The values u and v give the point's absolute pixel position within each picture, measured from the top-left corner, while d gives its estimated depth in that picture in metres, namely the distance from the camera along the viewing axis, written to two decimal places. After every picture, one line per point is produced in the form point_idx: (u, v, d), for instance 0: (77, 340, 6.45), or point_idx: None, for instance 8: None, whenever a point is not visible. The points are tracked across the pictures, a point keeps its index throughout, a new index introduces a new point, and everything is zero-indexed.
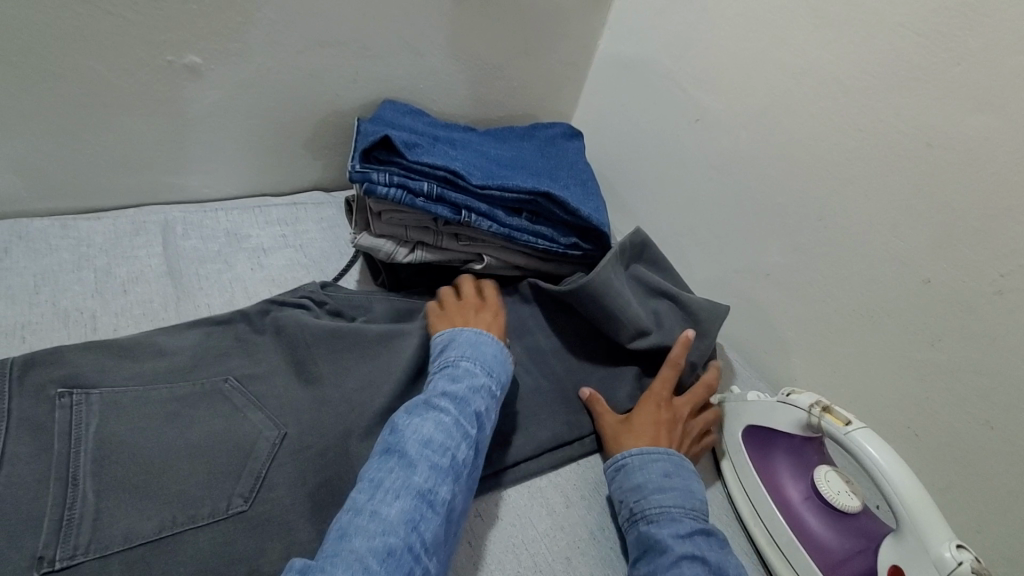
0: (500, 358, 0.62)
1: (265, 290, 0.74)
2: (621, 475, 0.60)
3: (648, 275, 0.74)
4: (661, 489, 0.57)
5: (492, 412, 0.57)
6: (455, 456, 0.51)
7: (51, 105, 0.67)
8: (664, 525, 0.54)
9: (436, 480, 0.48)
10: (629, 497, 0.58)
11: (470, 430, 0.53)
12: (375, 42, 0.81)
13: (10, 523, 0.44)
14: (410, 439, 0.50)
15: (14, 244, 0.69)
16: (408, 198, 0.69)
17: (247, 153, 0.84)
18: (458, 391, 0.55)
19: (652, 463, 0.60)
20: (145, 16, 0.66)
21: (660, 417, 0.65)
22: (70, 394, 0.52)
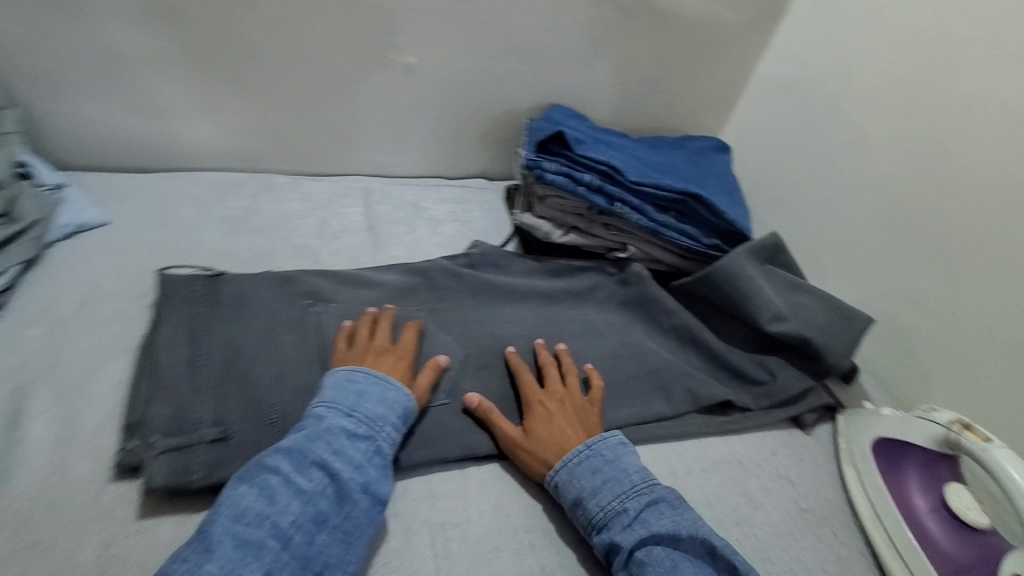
0: (376, 395, 0.59)
1: (438, 252, 0.88)
2: (557, 493, 0.59)
3: (782, 273, 0.80)
4: (597, 490, 0.57)
5: (349, 458, 0.53)
6: (275, 523, 0.48)
7: (308, 89, 0.87)
8: (615, 528, 0.55)
9: (238, 564, 0.45)
10: (575, 512, 0.57)
11: (302, 486, 0.51)
12: (554, 53, 0.93)
13: (293, 384, 0.61)
14: (223, 514, 0.48)
15: (264, 192, 0.89)
16: (571, 186, 0.79)
17: (434, 142, 0.99)
18: (293, 443, 0.53)
19: (577, 468, 0.58)
20: (385, 23, 0.84)
21: (553, 412, 0.64)
22: (315, 304, 0.69)
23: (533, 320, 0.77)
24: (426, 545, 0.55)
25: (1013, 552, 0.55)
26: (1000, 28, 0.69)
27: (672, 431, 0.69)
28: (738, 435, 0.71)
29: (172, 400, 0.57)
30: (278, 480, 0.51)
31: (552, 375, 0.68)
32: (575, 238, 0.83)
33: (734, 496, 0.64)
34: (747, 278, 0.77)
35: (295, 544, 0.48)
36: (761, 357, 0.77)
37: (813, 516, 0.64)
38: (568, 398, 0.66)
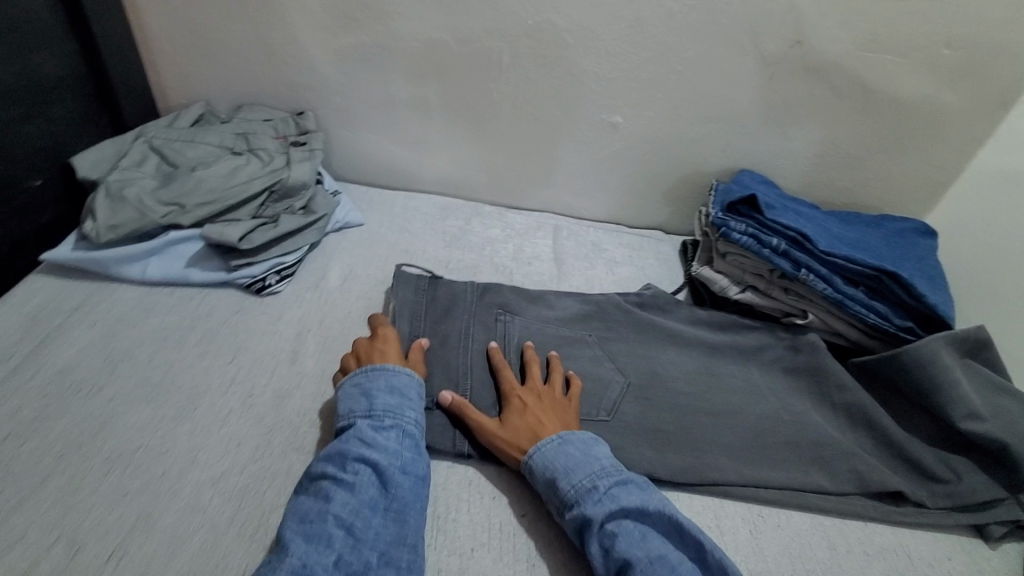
0: (384, 385, 0.64)
1: (614, 289, 0.96)
2: (534, 473, 0.61)
3: (986, 372, 0.74)
4: (568, 470, 0.60)
5: (381, 445, 0.59)
6: (334, 515, 0.53)
7: (528, 136, 1.04)
8: (587, 504, 0.57)
9: (312, 553, 0.50)
10: (549, 493, 0.60)
11: (348, 480, 0.56)
12: (752, 123, 0.99)
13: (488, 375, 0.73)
14: (290, 523, 0.53)
15: (475, 217, 1.06)
16: (757, 247, 0.82)
17: (622, 192, 1.10)
18: (332, 450, 0.58)
19: (550, 453, 0.61)
20: (603, 88, 0.97)
21: (530, 408, 0.67)
22: (503, 314, 0.81)
23: (700, 367, 0.80)
24: None
25: None
26: None
27: (833, 504, 0.68)
28: (909, 528, 0.68)
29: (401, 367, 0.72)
30: (329, 485, 0.56)
31: (536, 375, 0.72)
32: (752, 296, 0.85)
33: None
34: (942, 365, 0.73)
35: (358, 530, 0.53)
36: (948, 453, 0.71)
37: None
38: (548, 396, 0.69)
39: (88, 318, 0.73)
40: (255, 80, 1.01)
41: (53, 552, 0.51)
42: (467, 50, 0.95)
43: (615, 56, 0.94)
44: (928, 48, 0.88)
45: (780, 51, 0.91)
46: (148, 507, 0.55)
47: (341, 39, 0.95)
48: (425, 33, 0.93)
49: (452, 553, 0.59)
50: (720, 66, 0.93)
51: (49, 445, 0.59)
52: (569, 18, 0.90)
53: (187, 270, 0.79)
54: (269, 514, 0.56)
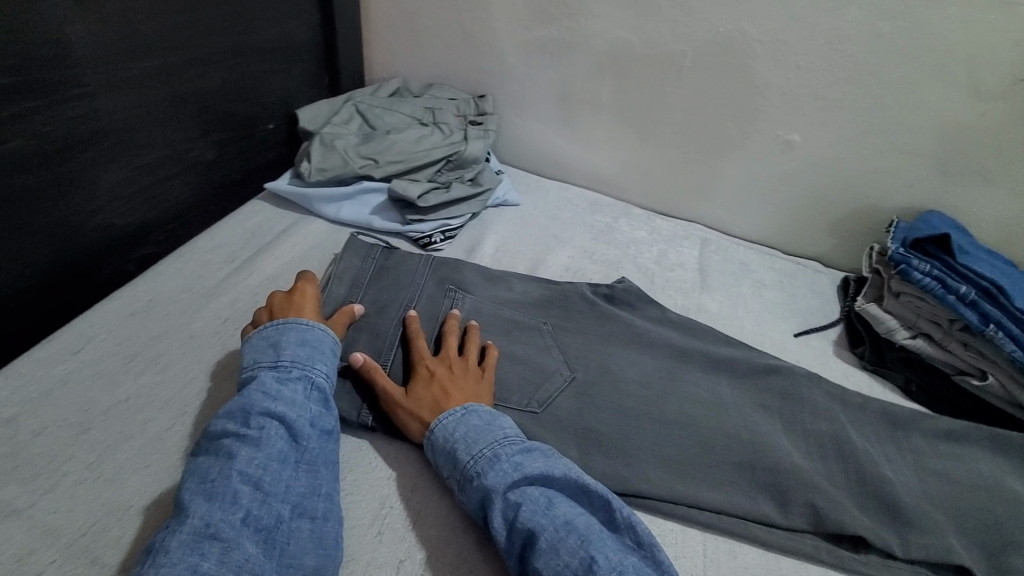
0: (293, 336, 0.62)
1: (758, 310, 0.92)
2: (434, 445, 0.60)
3: None
4: (468, 441, 0.58)
5: (287, 398, 0.57)
6: (238, 470, 0.51)
7: (691, 144, 1.03)
8: (489, 473, 0.55)
9: (215, 511, 0.48)
10: (450, 466, 0.58)
11: (252, 434, 0.53)
12: (952, 160, 0.89)
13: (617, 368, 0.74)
14: (189, 486, 0.50)
15: (623, 217, 1.08)
16: (941, 291, 0.75)
17: (781, 215, 1.05)
18: (232, 406, 0.56)
19: (451, 425, 0.59)
20: (784, 103, 0.94)
21: (440, 378, 0.65)
22: (590, 303, 0.81)
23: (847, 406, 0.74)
24: (697, 541, 0.61)
25: None
26: None
27: None
28: None
29: (536, 339, 0.75)
30: (230, 442, 0.54)
31: (450, 346, 0.69)
32: (923, 344, 0.78)
33: None
34: None
35: (265, 483, 0.51)
36: None
37: None
38: (461, 369, 0.66)
39: (291, 242, 0.86)
40: (448, 63, 1.12)
41: None
42: (649, 53, 0.97)
43: (805, 72, 0.90)
44: None
45: (1005, 84, 0.82)
46: None
47: (533, 32, 1.02)
48: (612, 32, 0.98)
49: None
50: (926, 94, 0.86)
51: None
52: (762, 28, 0.89)
53: (371, 217, 0.91)
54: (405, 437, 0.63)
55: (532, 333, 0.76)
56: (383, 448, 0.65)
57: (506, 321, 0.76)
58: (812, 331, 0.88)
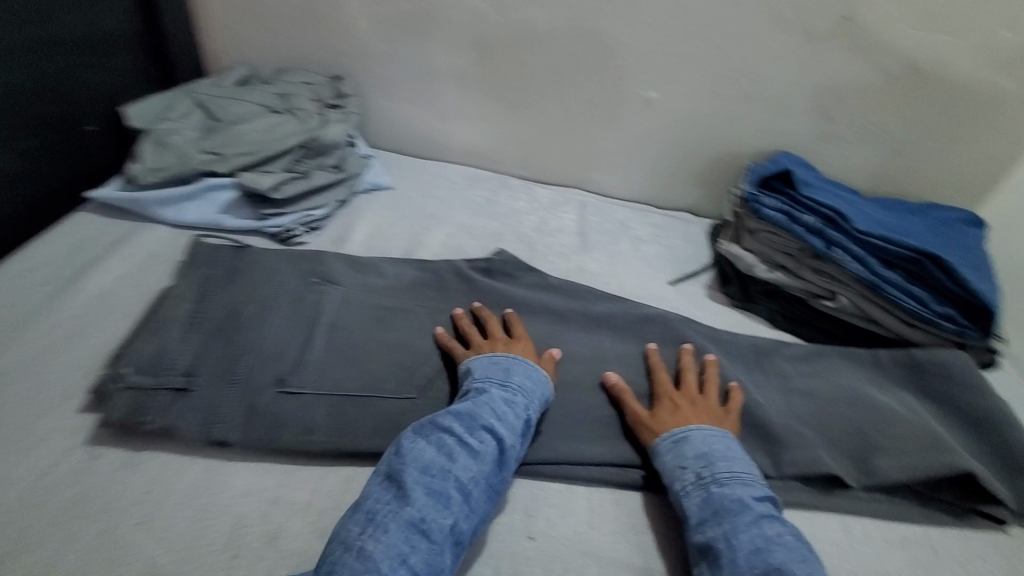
0: (521, 371, 0.64)
1: (637, 265, 0.94)
2: (681, 445, 0.60)
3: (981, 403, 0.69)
4: (721, 459, 0.59)
5: (508, 422, 0.58)
6: (457, 478, 0.53)
7: (557, 110, 1.03)
8: (736, 489, 0.56)
9: (432, 509, 0.51)
10: (684, 470, 0.59)
11: (475, 446, 0.55)
12: (793, 103, 0.95)
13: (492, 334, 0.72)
14: (410, 464, 0.53)
15: (502, 190, 1.07)
16: (788, 223, 0.80)
17: (652, 172, 1.08)
18: (462, 407, 0.58)
19: (709, 439, 0.61)
20: (639, 61, 0.96)
21: (685, 406, 0.65)
22: (462, 278, 0.79)
23: (717, 342, 0.78)
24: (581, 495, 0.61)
25: None
26: None
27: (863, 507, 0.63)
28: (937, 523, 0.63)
29: (412, 321, 0.71)
30: (451, 441, 0.55)
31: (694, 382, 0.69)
32: (780, 276, 0.83)
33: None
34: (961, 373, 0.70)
35: (472, 498, 0.53)
36: (983, 450, 0.67)
37: None
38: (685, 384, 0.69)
39: (127, 254, 0.77)
40: (299, 44, 1.04)
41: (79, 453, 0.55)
42: (506, 20, 0.95)
43: (654, 29, 0.92)
44: (987, 28, 0.83)
45: (827, 27, 0.88)
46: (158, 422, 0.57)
47: (384, 6, 0.97)
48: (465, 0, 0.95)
49: None
50: (763, 42, 0.91)
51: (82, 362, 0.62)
52: None
53: (222, 216, 0.83)
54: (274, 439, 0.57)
55: (408, 314, 0.72)
56: (240, 464, 0.56)
57: (378, 308, 0.71)
58: (686, 278, 0.92)
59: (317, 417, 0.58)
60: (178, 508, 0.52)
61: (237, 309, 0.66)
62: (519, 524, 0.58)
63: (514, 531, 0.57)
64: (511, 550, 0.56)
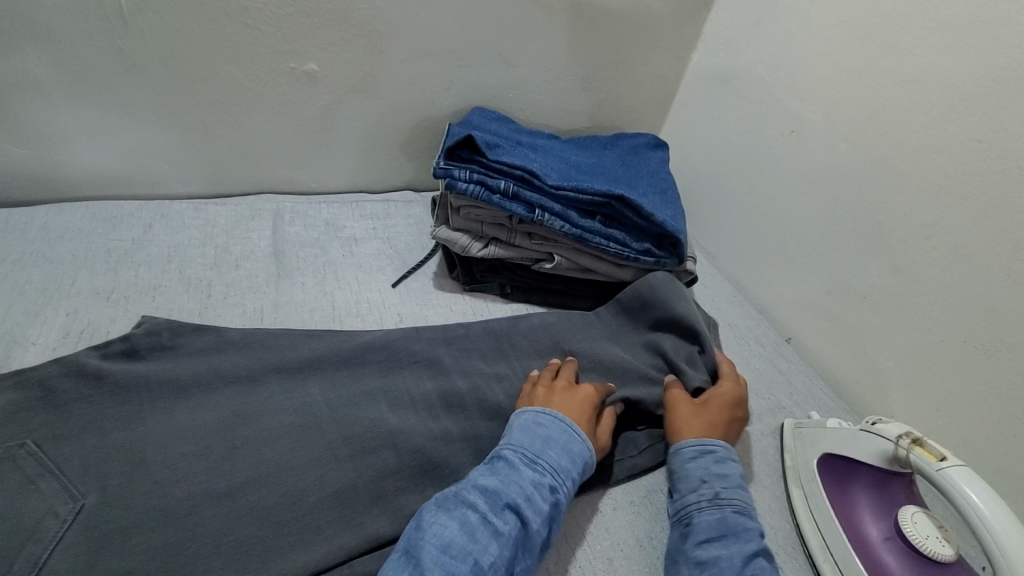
0: (559, 443, 0.55)
1: (352, 274, 0.80)
2: (706, 457, 0.58)
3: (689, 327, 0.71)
4: (737, 485, 0.56)
5: (540, 505, 0.49)
6: (478, 562, 0.44)
7: (197, 105, 0.80)
8: (746, 519, 0.53)
9: None
10: (709, 484, 0.55)
11: (500, 527, 0.46)
12: (468, 53, 0.87)
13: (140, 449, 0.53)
14: (433, 537, 0.45)
15: (157, 221, 0.81)
16: (485, 194, 0.72)
17: (350, 155, 0.92)
18: (489, 483, 0.49)
19: (726, 461, 0.58)
20: (277, 28, 0.77)
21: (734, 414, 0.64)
22: (85, 378, 0.56)
23: (446, 344, 0.69)
24: None
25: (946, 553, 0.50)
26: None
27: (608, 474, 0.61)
28: None
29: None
30: (475, 519, 0.47)
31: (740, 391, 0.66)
32: (496, 249, 0.76)
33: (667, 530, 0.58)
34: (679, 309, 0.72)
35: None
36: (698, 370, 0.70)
37: None
38: (736, 392, 0.65)
39: None
40: None
41: None
42: None
43: None
44: None
45: None
46: None
47: None
48: None
49: None
50: None
51: None
52: None
53: None
54: None
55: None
56: None
57: None
58: (410, 273, 0.82)
59: None
60: None
61: None
62: None
63: None
64: None
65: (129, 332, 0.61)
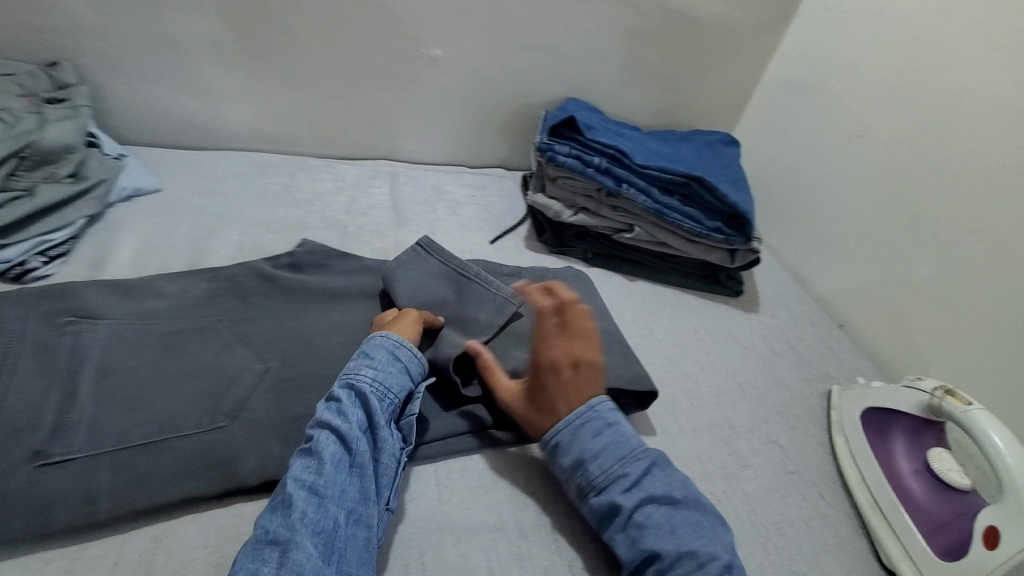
0: (363, 348, 0.60)
1: (456, 230, 0.94)
2: (557, 455, 0.57)
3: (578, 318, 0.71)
4: (595, 455, 0.55)
5: (343, 406, 0.54)
6: (297, 478, 0.49)
7: (341, 78, 0.95)
8: (614, 488, 0.54)
9: (276, 519, 0.47)
10: (573, 476, 0.56)
11: (309, 443, 0.51)
12: (570, 49, 0.99)
13: (308, 335, 0.66)
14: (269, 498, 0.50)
15: (300, 173, 0.97)
16: (581, 167, 0.85)
17: (456, 132, 1.06)
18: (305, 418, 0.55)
19: (579, 430, 0.57)
20: (414, 18, 0.91)
21: (564, 380, 0.60)
22: (263, 280, 0.71)
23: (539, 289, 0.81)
24: (431, 474, 0.59)
25: (966, 483, 0.60)
26: (996, 23, 0.73)
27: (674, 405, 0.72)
28: (733, 403, 0.75)
29: (208, 340, 0.62)
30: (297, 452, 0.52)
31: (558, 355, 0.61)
32: (585, 217, 0.88)
33: (724, 454, 0.68)
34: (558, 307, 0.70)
35: (321, 489, 0.49)
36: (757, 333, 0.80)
37: (800, 477, 0.67)
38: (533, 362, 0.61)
39: None
40: None
41: None
42: None
43: None
44: None
45: None
46: None
47: None
48: None
49: None
50: None
51: None
52: None
53: None
54: (53, 517, 0.46)
55: (203, 337, 0.63)
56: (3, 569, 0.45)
57: (159, 335, 0.61)
58: (505, 234, 0.95)
59: (98, 480, 0.48)
60: None
61: None
62: None
63: None
64: None
65: (292, 251, 0.76)
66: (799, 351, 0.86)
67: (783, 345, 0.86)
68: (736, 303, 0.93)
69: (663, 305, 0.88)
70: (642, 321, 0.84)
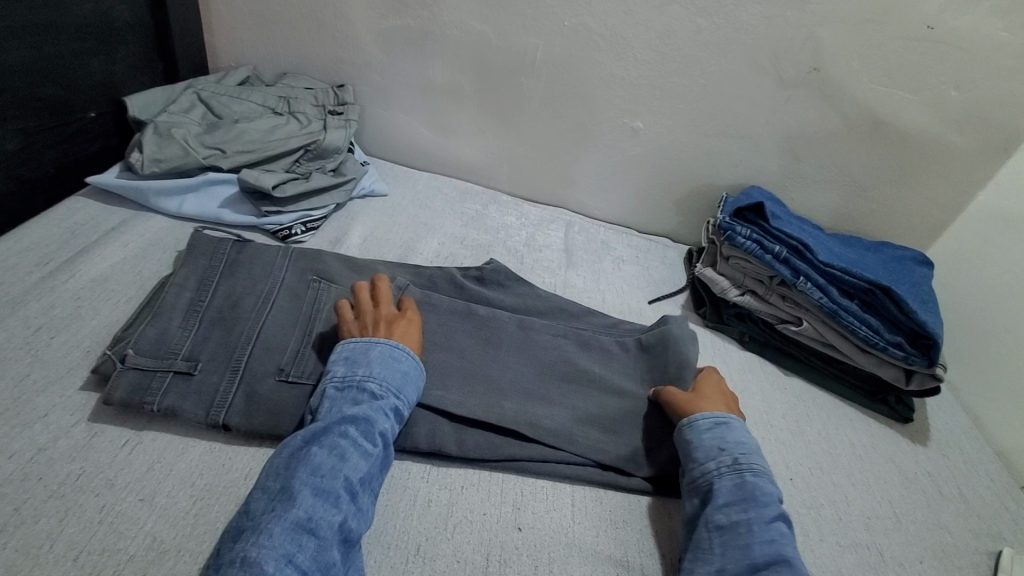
0: (417, 380, 0.62)
1: (618, 283, 1.00)
2: (721, 429, 0.62)
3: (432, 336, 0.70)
4: (755, 454, 0.60)
5: (393, 430, 0.57)
6: (347, 478, 0.50)
7: (547, 132, 1.08)
8: (764, 483, 0.57)
9: (320, 509, 0.48)
10: (731, 452, 0.59)
11: (367, 449, 0.53)
12: (763, 142, 1.03)
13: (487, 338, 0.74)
14: (301, 466, 0.50)
15: (492, 204, 1.11)
16: (759, 251, 0.86)
17: (634, 197, 1.14)
18: (354, 410, 0.55)
19: (746, 433, 0.62)
20: (624, 92, 1.01)
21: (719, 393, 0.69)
22: (456, 284, 0.81)
23: None
24: (566, 493, 0.63)
25: None
26: None
27: (814, 512, 0.68)
28: (884, 529, 0.69)
29: None
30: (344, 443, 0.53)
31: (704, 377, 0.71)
32: (750, 300, 0.90)
33: None
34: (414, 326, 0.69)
35: (359, 501, 0.51)
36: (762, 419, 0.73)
37: None
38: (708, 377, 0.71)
39: (122, 239, 0.78)
40: (300, 50, 1.06)
41: (74, 431, 0.54)
42: (504, 43, 0.99)
43: (642, 64, 0.98)
44: (937, 88, 0.92)
45: (798, 76, 0.95)
46: (136, 398, 0.56)
47: (389, 21, 1.00)
48: (467, 23, 0.98)
49: (444, 487, 0.60)
50: (739, 82, 0.97)
51: (77, 341, 0.62)
52: (603, 22, 0.95)
53: (220, 210, 0.85)
54: (283, 421, 0.58)
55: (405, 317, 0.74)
56: (240, 449, 0.57)
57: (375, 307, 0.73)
58: (664, 298, 0.98)
59: None
60: (178, 488, 0.52)
61: (238, 300, 0.67)
62: (509, 516, 0.59)
63: (505, 521, 0.58)
64: (501, 539, 0.57)
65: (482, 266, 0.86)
66: (970, 500, 0.77)
67: (951, 487, 0.78)
68: (902, 428, 0.86)
69: (817, 408, 0.84)
70: (790, 416, 0.81)
